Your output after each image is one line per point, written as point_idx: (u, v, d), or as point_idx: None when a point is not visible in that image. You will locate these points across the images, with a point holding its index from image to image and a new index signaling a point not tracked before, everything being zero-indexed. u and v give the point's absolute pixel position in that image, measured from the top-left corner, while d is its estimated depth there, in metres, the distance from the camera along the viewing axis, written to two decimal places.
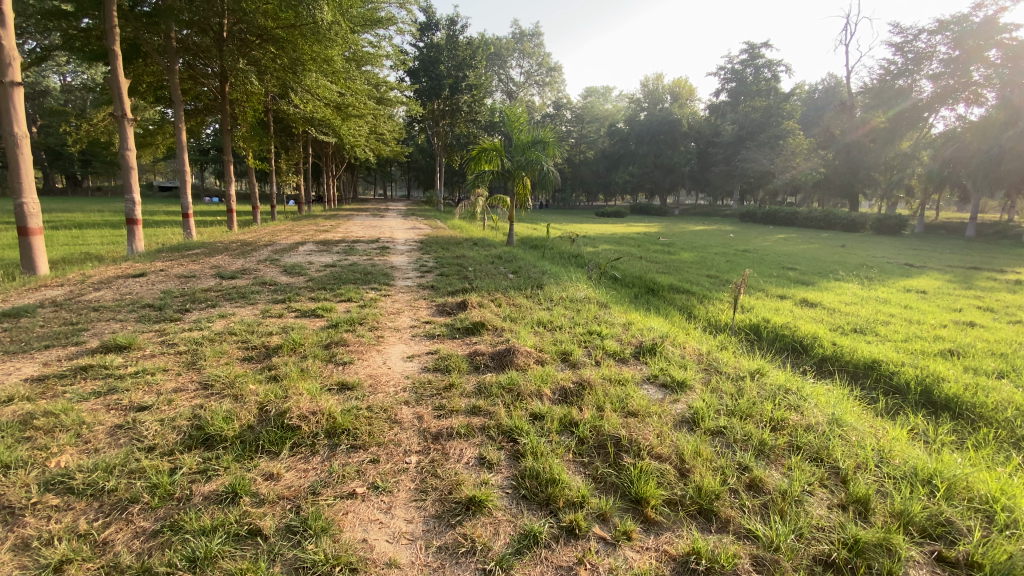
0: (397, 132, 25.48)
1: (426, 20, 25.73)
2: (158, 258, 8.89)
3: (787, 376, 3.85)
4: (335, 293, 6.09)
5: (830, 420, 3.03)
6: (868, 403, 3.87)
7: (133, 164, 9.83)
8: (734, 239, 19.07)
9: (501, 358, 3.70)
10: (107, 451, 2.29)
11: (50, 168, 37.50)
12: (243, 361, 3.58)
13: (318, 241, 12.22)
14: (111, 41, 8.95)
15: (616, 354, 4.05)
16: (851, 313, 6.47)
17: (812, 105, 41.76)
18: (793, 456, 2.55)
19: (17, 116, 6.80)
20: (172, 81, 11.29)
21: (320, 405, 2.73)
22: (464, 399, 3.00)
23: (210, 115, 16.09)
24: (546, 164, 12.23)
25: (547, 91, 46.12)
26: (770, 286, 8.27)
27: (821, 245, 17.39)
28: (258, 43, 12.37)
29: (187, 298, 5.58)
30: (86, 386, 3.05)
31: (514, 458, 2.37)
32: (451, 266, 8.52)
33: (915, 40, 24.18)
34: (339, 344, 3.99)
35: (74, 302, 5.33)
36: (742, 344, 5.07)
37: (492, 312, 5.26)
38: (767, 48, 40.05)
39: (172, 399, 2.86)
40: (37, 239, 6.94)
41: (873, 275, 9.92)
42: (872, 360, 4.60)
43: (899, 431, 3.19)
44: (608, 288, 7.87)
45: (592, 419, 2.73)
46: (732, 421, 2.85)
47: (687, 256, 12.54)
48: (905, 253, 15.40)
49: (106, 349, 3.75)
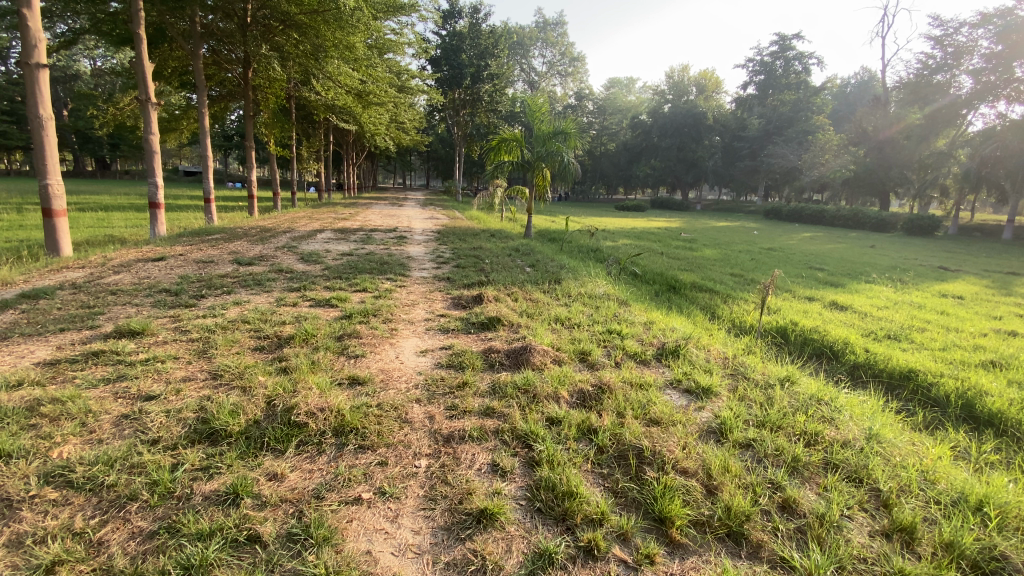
0: (418, 120, 25.42)
1: (449, 8, 25.46)
2: (178, 242, 8.95)
3: (819, 385, 3.64)
4: (350, 282, 6.03)
5: (867, 434, 2.83)
6: (906, 417, 3.62)
7: (156, 149, 9.87)
8: (759, 236, 18.58)
9: (517, 356, 3.57)
10: (110, 444, 2.23)
11: (80, 152, 38.49)
12: (254, 351, 3.51)
13: (336, 229, 12.21)
14: (137, 26, 8.95)
15: (637, 355, 3.89)
16: (884, 319, 6.17)
17: (844, 100, 40.33)
18: (829, 475, 2.37)
19: (43, 98, 6.85)
20: (197, 67, 11.30)
21: (328, 401, 2.62)
22: (477, 399, 2.87)
23: (234, 101, 16.16)
24: (567, 156, 12.00)
25: (569, 81, 45.64)
26: (799, 287, 7.96)
27: (849, 245, 16.82)
28: (281, 29, 12.34)
29: (203, 284, 5.56)
30: (96, 372, 3.01)
31: (529, 466, 2.24)
32: (468, 257, 8.40)
33: (955, 34, 22.95)
34: (352, 336, 3.89)
35: (93, 284, 5.35)
36: (769, 348, 4.86)
37: (508, 307, 5.12)
38: (798, 39, 38.76)
39: (180, 389, 2.80)
40: (61, 221, 7.00)
41: (906, 278, 9.50)
42: (907, 369, 4.35)
43: (942, 449, 2.97)
44: (628, 284, 7.67)
45: (612, 426, 2.58)
46: (762, 432, 2.68)
47: (710, 254, 12.21)
48: (937, 255, 14.81)
49: (120, 335, 3.72)
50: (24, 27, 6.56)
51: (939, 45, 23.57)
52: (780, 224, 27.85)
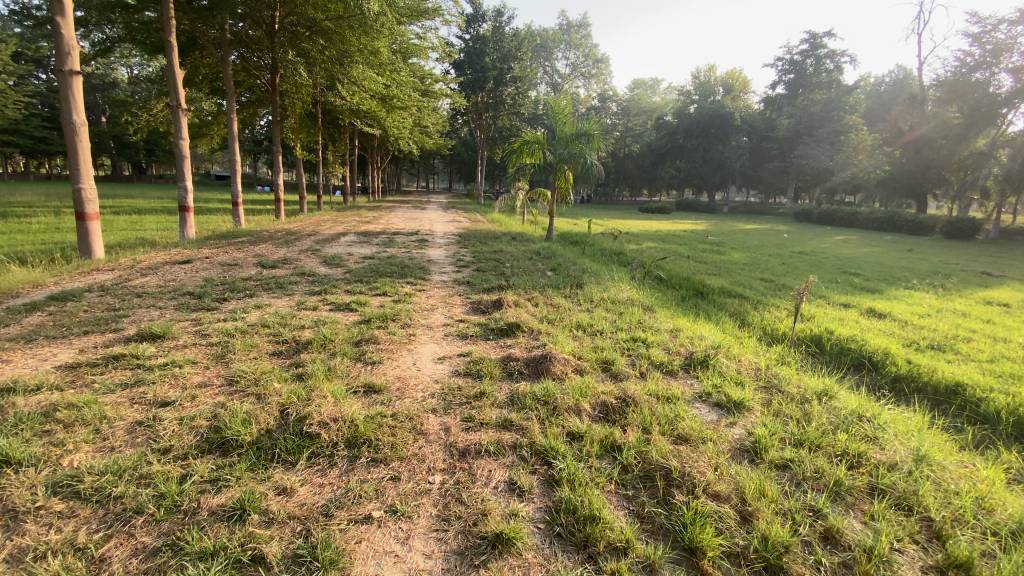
0: (441, 124, 25.55)
1: (473, 12, 25.52)
2: (206, 244, 9.12)
3: (859, 399, 3.41)
4: (371, 286, 6.00)
5: (914, 455, 2.61)
6: (954, 435, 3.36)
7: (186, 154, 10.09)
8: (789, 240, 18.02)
9: (537, 365, 3.44)
10: (120, 452, 2.19)
11: (118, 157, 40.00)
12: (271, 356, 3.47)
13: (359, 233, 12.29)
14: (168, 34, 9.17)
15: (663, 365, 3.73)
16: (926, 328, 5.82)
17: (878, 99, 38.93)
18: (875, 502, 2.18)
19: (75, 104, 7.05)
20: (226, 74, 11.55)
21: (342, 411, 2.54)
22: (494, 410, 2.76)
23: (262, 106, 16.49)
24: (590, 157, 11.81)
25: (592, 83, 45.38)
26: (834, 293, 7.63)
27: (885, 249, 16.15)
28: (308, 35, 12.33)
29: (226, 287, 5.60)
30: (114, 376, 3.01)
31: (548, 485, 2.11)
32: (489, 261, 8.32)
33: (994, 31, 21.75)
34: (370, 342, 3.83)
35: (120, 287, 5.44)
36: (803, 358, 4.62)
37: (529, 312, 4.99)
38: (830, 37, 37.58)
39: (196, 395, 2.77)
40: (94, 224, 7.18)
41: (949, 284, 9.02)
42: (955, 384, 4.04)
43: (1000, 473, 2.72)
44: (652, 289, 7.48)
45: (639, 444, 2.43)
46: (799, 452, 2.50)
47: (738, 257, 11.84)
48: (978, 259, 14.12)
49: (141, 338, 3.74)
50: (57, 35, 6.76)
51: (977, 42, 22.33)
52: (810, 227, 27.01)
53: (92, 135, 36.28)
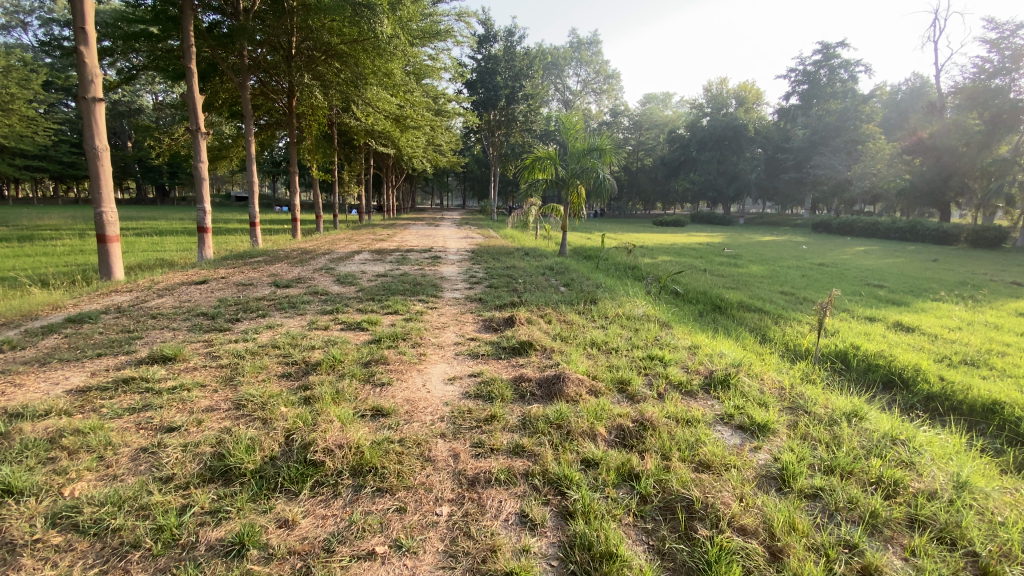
0: (454, 143, 25.85)
1: (485, 32, 25.94)
2: (223, 265, 9.22)
3: (890, 420, 3.22)
4: (383, 304, 5.97)
5: (955, 483, 2.41)
6: (994, 456, 3.14)
7: (204, 176, 10.28)
8: (807, 251, 17.68)
9: (550, 387, 3.33)
10: (121, 482, 2.14)
11: (143, 180, 41.26)
12: (280, 378, 3.41)
13: (373, 250, 12.36)
14: (188, 60, 9.41)
15: (682, 386, 3.59)
16: (958, 342, 5.55)
17: (894, 107, 38.40)
18: (916, 536, 2.00)
19: (97, 129, 7.23)
20: (245, 98, 11.82)
21: (348, 436, 2.45)
22: (506, 435, 2.66)
23: (279, 128, 16.84)
24: (602, 172, 11.77)
25: (604, 98, 45.68)
26: (858, 306, 7.39)
27: (908, 259, 15.73)
28: (323, 59, 12.63)
29: (239, 307, 5.61)
30: (122, 401, 2.98)
31: (563, 518, 2.00)
32: (502, 277, 8.26)
33: (1013, 36, 21.40)
34: (379, 363, 3.76)
35: (136, 309, 5.49)
36: (828, 376, 4.44)
37: (541, 330, 4.89)
38: (843, 47, 37.34)
39: (202, 420, 2.72)
40: (114, 245, 7.31)
41: (979, 295, 8.70)
42: (992, 403, 3.81)
43: None
44: (668, 303, 7.34)
45: (658, 472, 2.30)
46: (830, 480, 2.34)
47: (756, 270, 11.61)
48: (1008, 269, 13.66)
49: (152, 360, 3.72)
50: (80, 64, 6.98)
51: (996, 48, 22.00)
52: (829, 239, 26.54)
53: (117, 159, 37.52)
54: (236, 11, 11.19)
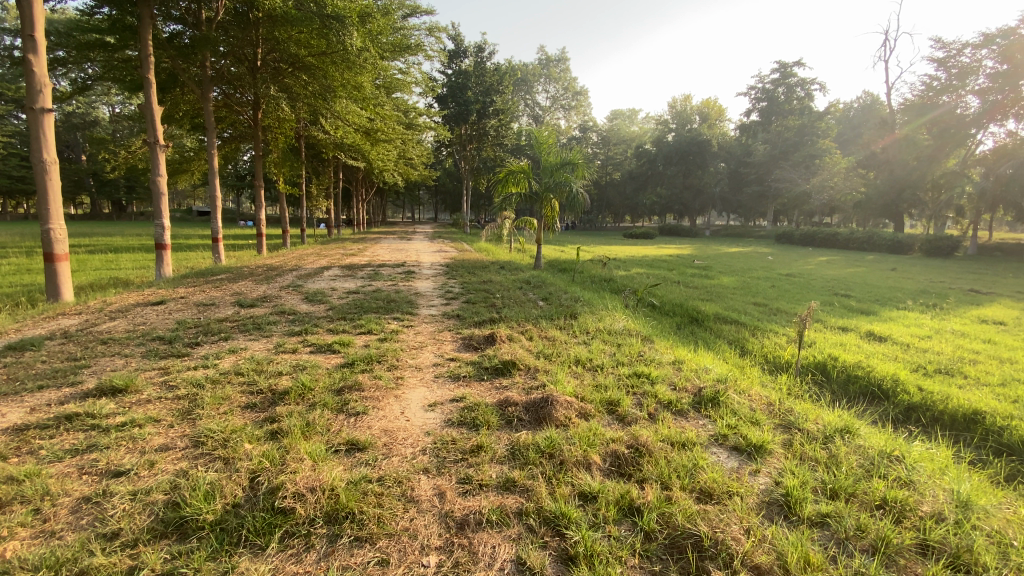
0: (426, 156, 25.64)
1: (455, 47, 25.98)
2: (183, 283, 8.75)
3: (884, 437, 3.16)
4: (355, 323, 5.69)
5: (957, 501, 2.32)
6: (984, 469, 3.13)
7: (163, 190, 9.75)
8: (773, 262, 18.19)
9: (538, 411, 3.16)
10: (58, 541, 1.85)
11: (97, 195, 39.38)
12: (244, 410, 3.12)
13: (343, 266, 12.02)
14: (146, 70, 8.97)
15: (672, 405, 3.48)
16: (930, 351, 5.67)
17: (848, 124, 40.46)
18: (931, 563, 1.89)
19: (46, 141, 6.75)
20: (207, 110, 11.36)
21: (321, 477, 2.22)
22: (494, 468, 2.47)
23: (244, 141, 16.29)
24: (575, 186, 11.81)
25: (573, 114, 46.41)
26: (831, 316, 7.52)
27: (868, 269, 16.33)
28: (290, 71, 12.31)
29: (200, 330, 5.25)
30: (64, 442, 2.65)
31: (563, 564, 1.83)
32: (478, 292, 8.08)
33: (958, 55, 22.75)
34: (354, 390, 3.51)
35: (85, 333, 5.07)
36: (809, 388, 4.43)
37: (524, 348, 4.72)
38: (800, 67, 39.01)
39: (155, 462, 2.43)
40: (63, 265, 6.81)
41: (940, 303, 9.01)
42: (972, 412, 3.84)
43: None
44: (647, 317, 7.30)
45: (660, 504, 2.16)
46: (835, 505, 2.24)
47: (727, 281, 11.78)
48: (962, 277, 14.31)
49: (100, 393, 3.37)
50: (29, 72, 6.53)
51: (943, 66, 23.37)
52: (793, 249, 27.43)
53: (70, 174, 35.75)
54: (199, 21, 10.77)
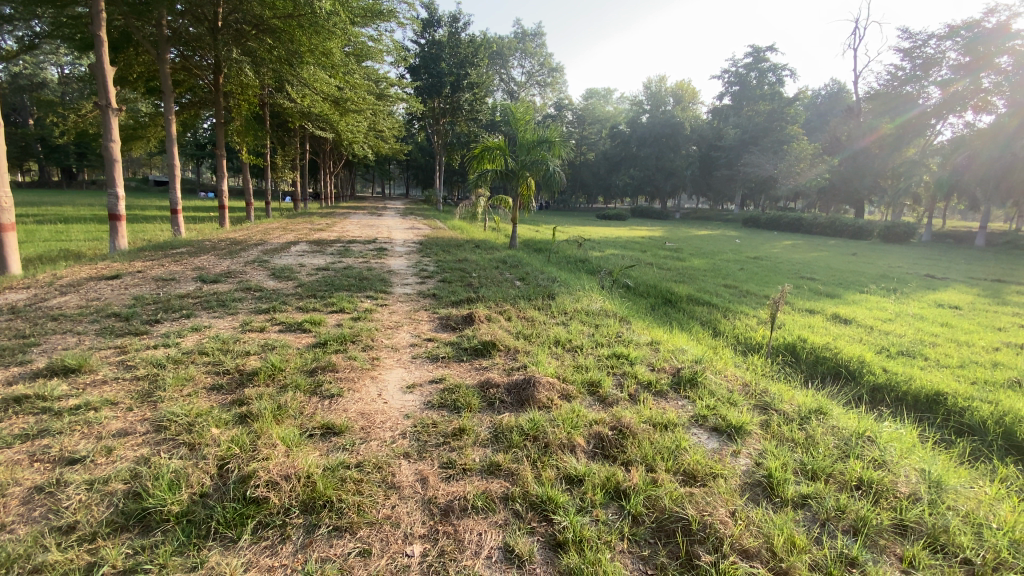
0: (398, 129, 24.88)
1: (428, 16, 25.05)
2: (141, 257, 8.27)
3: (856, 418, 3.23)
4: (326, 301, 5.48)
5: (928, 481, 2.39)
6: (947, 448, 3.25)
7: (116, 158, 9.12)
8: (742, 244, 18.61)
9: (520, 393, 3.11)
10: (8, 536, 1.70)
11: (44, 162, 36.93)
12: (209, 392, 2.95)
13: (311, 241, 11.60)
14: (97, 27, 8.27)
15: (652, 386, 3.48)
16: (893, 333, 5.88)
17: (815, 110, 41.31)
18: (909, 544, 1.93)
19: None
20: (164, 72, 10.61)
21: (296, 465, 2.10)
22: (477, 451, 2.41)
23: (204, 108, 15.37)
24: (552, 165, 11.65)
25: (548, 91, 45.76)
26: (800, 299, 7.71)
27: (830, 253, 16.92)
28: (254, 34, 11.56)
29: (160, 306, 4.97)
30: (12, 426, 2.44)
31: (552, 550, 1.79)
32: (453, 271, 7.92)
33: (923, 46, 23.41)
34: (327, 370, 3.38)
35: (33, 309, 4.72)
36: (780, 369, 4.52)
37: (502, 329, 4.63)
38: (772, 51, 39.36)
39: (113, 448, 2.26)
40: (8, 236, 6.32)
41: (899, 288, 9.36)
42: (934, 393, 4.00)
43: (999, 487, 2.57)
44: (622, 297, 7.33)
45: (647, 487, 2.15)
46: (816, 486, 2.27)
47: (698, 263, 11.94)
48: (920, 262, 14.89)
49: (51, 373, 3.13)
50: None
51: (909, 57, 24.07)
52: (759, 232, 28.12)
53: (14, 138, 33.38)
54: None
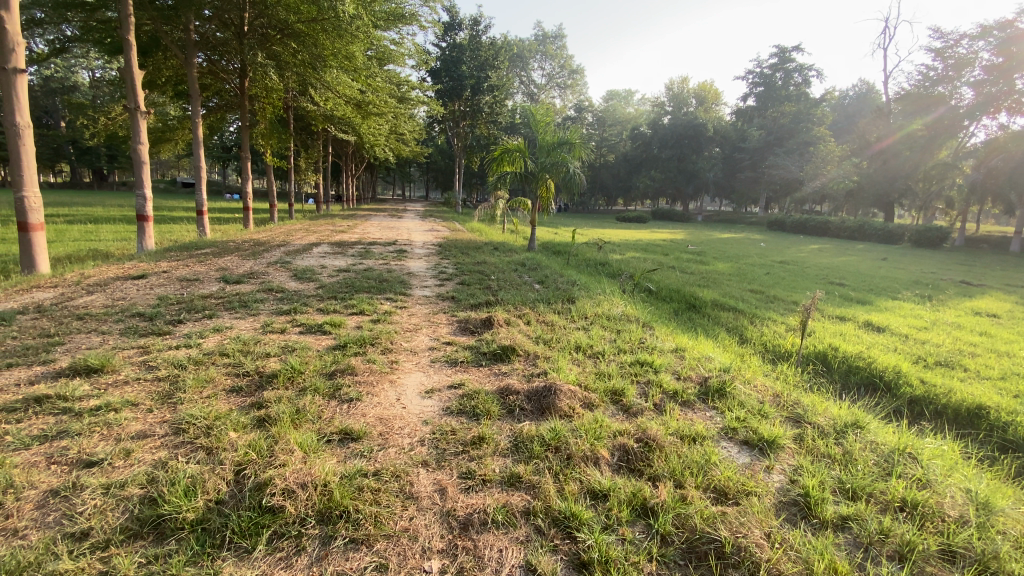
0: (418, 132, 25.07)
1: (449, 20, 25.22)
2: (166, 257, 8.41)
3: (895, 433, 3.05)
4: (346, 303, 5.48)
5: (976, 503, 2.23)
6: (993, 466, 3.06)
7: (144, 160, 9.31)
8: (767, 248, 18.16)
9: (540, 400, 3.02)
10: (20, 542, 1.68)
11: (77, 164, 38.14)
12: (229, 394, 2.94)
13: (333, 243, 11.67)
14: (127, 32, 8.45)
15: (678, 396, 3.35)
16: (929, 343, 5.62)
17: (842, 111, 40.30)
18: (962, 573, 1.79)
19: (18, 105, 6.35)
20: (191, 75, 10.80)
21: (313, 472, 2.06)
22: (497, 462, 2.33)
23: (230, 111, 15.67)
24: (573, 166, 11.46)
25: (568, 93, 45.59)
26: (830, 306, 7.44)
27: (859, 258, 16.39)
28: (279, 38, 11.73)
29: (182, 307, 5.00)
30: (31, 427, 2.44)
31: (576, 570, 1.70)
32: (473, 273, 7.88)
33: (956, 46, 22.63)
34: (346, 373, 3.34)
35: (60, 307, 4.80)
36: (811, 379, 4.34)
37: (522, 333, 4.55)
38: (798, 51, 38.53)
39: (131, 451, 2.25)
40: (38, 235, 6.46)
41: (934, 294, 8.98)
42: (976, 407, 3.79)
43: None
44: (644, 302, 7.17)
45: (675, 504, 2.04)
46: (856, 507, 2.13)
47: (723, 268, 11.67)
48: (954, 268, 14.31)
49: (74, 373, 3.15)
50: None
51: (940, 57, 23.30)
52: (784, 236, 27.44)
53: (49, 140, 34.54)
54: None
